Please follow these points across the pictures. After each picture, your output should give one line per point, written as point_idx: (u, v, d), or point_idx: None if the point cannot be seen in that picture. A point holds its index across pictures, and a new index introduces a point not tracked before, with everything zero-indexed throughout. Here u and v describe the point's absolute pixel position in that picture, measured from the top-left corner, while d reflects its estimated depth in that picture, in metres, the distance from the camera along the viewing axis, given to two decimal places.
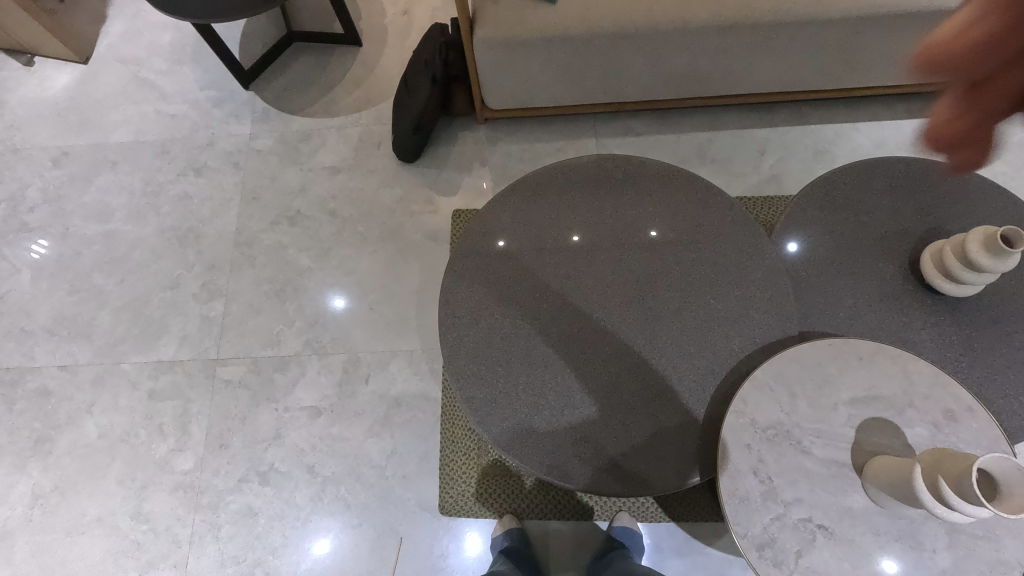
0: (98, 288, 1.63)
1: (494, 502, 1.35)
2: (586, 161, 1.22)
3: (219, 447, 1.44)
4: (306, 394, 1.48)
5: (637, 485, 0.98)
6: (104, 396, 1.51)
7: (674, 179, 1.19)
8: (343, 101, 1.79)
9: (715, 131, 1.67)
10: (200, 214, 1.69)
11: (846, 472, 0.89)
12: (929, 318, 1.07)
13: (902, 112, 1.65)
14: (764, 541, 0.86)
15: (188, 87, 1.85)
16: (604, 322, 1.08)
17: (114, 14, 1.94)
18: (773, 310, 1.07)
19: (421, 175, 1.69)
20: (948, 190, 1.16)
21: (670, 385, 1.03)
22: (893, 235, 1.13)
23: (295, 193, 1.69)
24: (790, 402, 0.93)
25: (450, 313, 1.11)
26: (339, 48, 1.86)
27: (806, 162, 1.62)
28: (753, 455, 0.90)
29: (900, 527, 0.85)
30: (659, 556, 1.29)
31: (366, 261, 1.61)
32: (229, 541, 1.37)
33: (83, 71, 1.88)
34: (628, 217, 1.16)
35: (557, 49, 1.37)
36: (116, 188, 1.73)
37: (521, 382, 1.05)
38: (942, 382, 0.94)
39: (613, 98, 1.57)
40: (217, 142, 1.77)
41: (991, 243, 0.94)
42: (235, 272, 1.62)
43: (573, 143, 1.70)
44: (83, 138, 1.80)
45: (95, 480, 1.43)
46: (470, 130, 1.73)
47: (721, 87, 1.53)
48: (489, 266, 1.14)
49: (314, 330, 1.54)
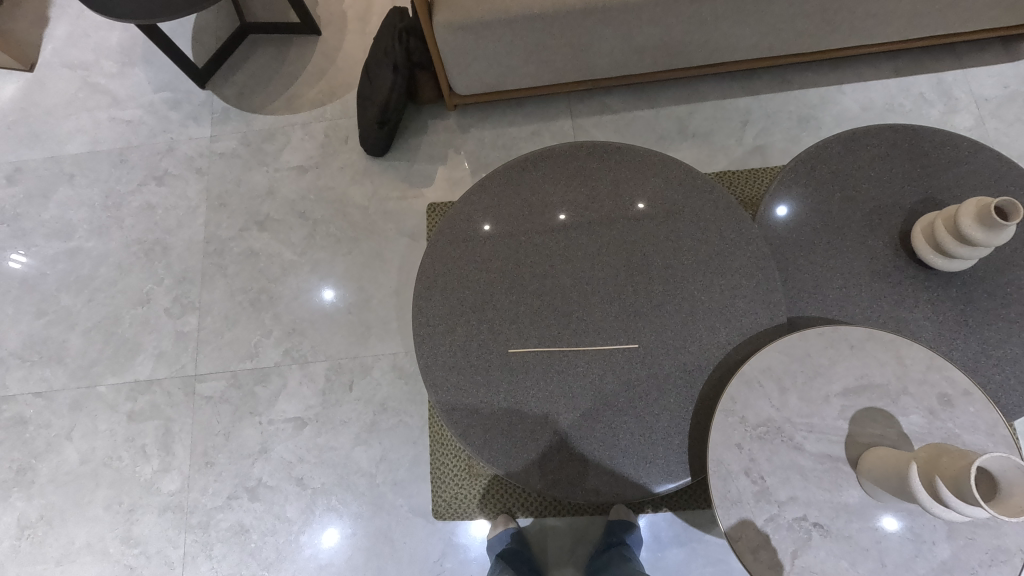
0: (67, 309, 1.57)
1: (488, 503, 1.32)
2: (561, 148, 1.16)
3: (205, 464, 1.41)
4: (290, 405, 1.44)
5: (628, 488, 0.95)
6: (81, 420, 1.47)
7: (651, 163, 1.13)
8: (305, 95, 1.71)
9: (694, 102, 1.60)
10: (166, 224, 1.63)
11: (840, 467, 0.86)
12: (922, 295, 1.03)
13: (889, 71, 1.59)
14: (759, 543, 0.85)
15: (141, 89, 1.76)
16: (585, 320, 1.04)
17: (57, 15, 1.83)
18: (759, 299, 1.03)
19: (393, 169, 1.62)
20: (938, 156, 1.11)
21: (657, 383, 0.99)
22: (882, 209, 1.08)
23: (262, 197, 1.62)
24: (779, 397, 0.91)
25: (425, 320, 1.06)
26: (298, 38, 1.77)
27: (791, 131, 1.56)
28: (744, 455, 0.88)
29: (898, 520, 0.84)
30: (658, 546, 1.27)
31: (341, 263, 1.55)
32: (223, 559, 1.35)
33: (29, 80, 1.78)
34: (605, 207, 1.11)
35: (522, 31, 1.30)
36: (76, 203, 1.66)
37: (502, 390, 1.01)
38: (939, 365, 0.91)
39: (587, 75, 1.49)
40: (176, 147, 1.69)
41: (984, 217, 0.89)
42: (207, 283, 1.56)
43: (548, 125, 1.63)
44: (36, 151, 1.71)
45: (81, 507, 1.40)
46: (441, 117, 1.65)
47: (698, 56, 1.46)
48: (462, 266, 1.09)
49: (293, 338, 1.50)
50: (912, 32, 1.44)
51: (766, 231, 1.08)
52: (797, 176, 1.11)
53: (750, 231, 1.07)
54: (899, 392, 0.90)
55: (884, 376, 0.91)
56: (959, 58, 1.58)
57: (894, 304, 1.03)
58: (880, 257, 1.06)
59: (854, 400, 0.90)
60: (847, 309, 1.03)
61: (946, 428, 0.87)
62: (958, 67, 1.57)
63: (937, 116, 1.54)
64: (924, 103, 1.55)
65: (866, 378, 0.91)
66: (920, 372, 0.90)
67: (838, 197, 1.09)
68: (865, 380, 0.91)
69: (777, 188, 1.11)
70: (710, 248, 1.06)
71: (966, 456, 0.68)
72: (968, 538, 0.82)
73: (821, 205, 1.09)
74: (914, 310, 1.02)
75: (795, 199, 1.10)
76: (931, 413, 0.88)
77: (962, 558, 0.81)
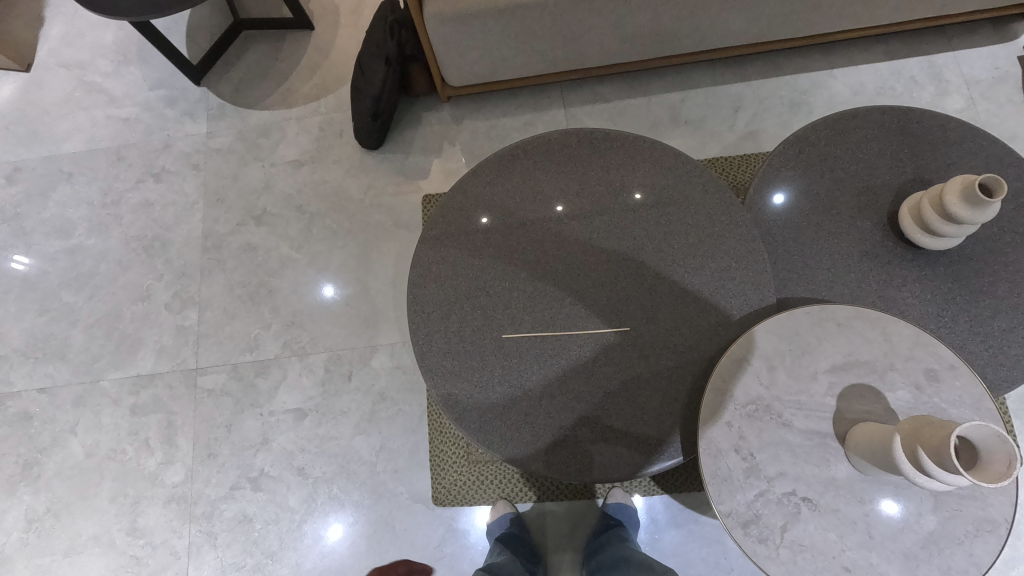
0: (68, 306, 1.59)
1: (487, 488, 1.34)
2: (552, 135, 1.17)
3: (208, 456, 1.43)
4: (290, 397, 1.46)
5: (622, 467, 0.97)
6: (85, 415, 1.49)
7: (641, 149, 1.14)
8: (299, 90, 1.72)
9: (686, 90, 1.61)
10: (164, 220, 1.64)
11: (828, 443, 0.89)
12: (911, 275, 1.04)
13: (879, 55, 1.59)
14: (749, 518, 0.87)
15: (137, 87, 1.77)
16: (577, 305, 1.05)
17: (52, 15, 1.85)
18: (749, 280, 1.04)
19: (388, 162, 1.63)
20: (925, 136, 1.12)
21: (649, 364, 1.01)
22: (870, 190, 1.10)
23: (258, 192, 1.64)
24: (768, 375, 0.93)
25: (419, 308, 1.08)
26: (291, 33, 1.77)
27: (782, 116, 1.57)
28: (733, 432, 0.90)
29: (884, 493, 0.86)
30: (654, 528, 1.29)
31: (337, 255, 1.57)
32: (227, 549, 1.37)
33: (25, 80, 1.80)
34: (597, 193, 1.12)
35: (512, 21, 1.31)
36: (75, 202, 1.68)
37: (497, 374, 1.02)
38: (924, 341, 0.93)
39: (578, 64, 1.50)
40: (173, 144, 1.70)
41: (969, 193, 0.90)
42: (206, 278, 1.58)
43: (541, 115, 1.64)
44: (35, 151, 1.73)
45: (87, 500, 1.42)
46: (435, 110, 1.67)
47: (689, 43, 1.46)
48: (455, 255, 1.10)
49: (292, 331, 1.51)
50: (901, 15, 1.44)
51: (756, 214, 1.09)
52: (786, 159, 1.12)
53: (740, 214, 1.08)
54: (887, 368, 0.92)
55: (871, 353, 0.93)
56: (949, 41, 1.58)
57: (883, 283, 1.04)
58: (868, 238, 1.07)
59: (842, 377, 0.92)
60: (837, 290, 1.05)
61: (932, 403, 0.89)
62: (948, 49, 1.57)
63: (928, 98, 1.54)
64: (915, 85, 1.56)
65: (853, 355, 0.93)
66: (906, 349, 0.93)
67: (827, 179, 1.10)
68: (853, 357, 0.93)
69: (766, 170, 1.12)
70: (701, 231, 1.08)
71: (948, 426, 0.70)
72: (954, 509, 0.85)
73: (811, 187, 1.10)
74: (902, 288, 1.04)
75: (784, 182, 1.11)
76: (917, 388, 0.90)
77: (948, 528, 0.84)
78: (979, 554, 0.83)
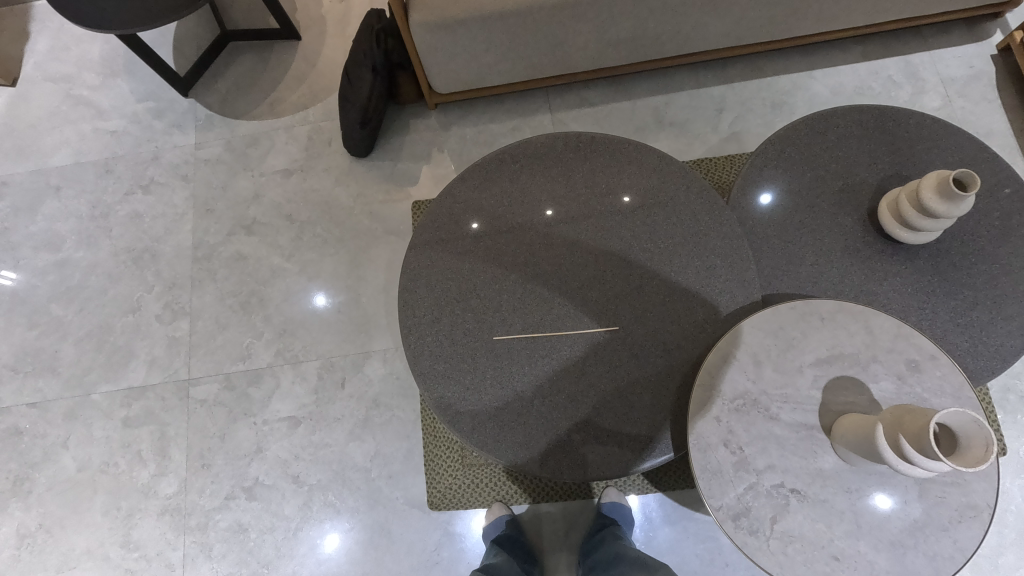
0: (58, 320, 1.58)
1: (482, 492, 1.34)
2: (540, 139, 1.19)
3: (201, 466, 1.43)
4: (283, 404, 1.46)
5: (612, 465, 0.98)
6: (78, 429, 1.48)
7: (626, 152, 1.16)
8: (287, 100, 1.73)
9: (670, 93, 1.64)
10: (154, 231, 1.64)
11: (815, 435, 0.90)
12: (892, 269, 1.07)
13: (857, 55, 1.62)
14: (739, 511, 0.88)
15: (124, 99, 1.77)
16: (566, 306, 1.07)
17: (37, 30, 1.85)
18: (734, 277, 1.06)
19: (377, 169, 1.64)
20: (903, 135, 1.15)
21: (639, 363, 1.02)
22: (851, 187, 1.12)
23: (248, 201, 1.64)
24: (755, 370, 0.95)
25: (410, 313, 1.09)
26: (278, 44, 1.79)
27: (765, 117, 1.60)
28: (723, 427, 0.92)
29: (870, 482, 0.88)
30: (649, 527, 1.30)
31: (329, 262, 1.58)
32: (221, 559, 1.36)
33: (11, 94, 1.79)
34: (583, 196, 1.14)
35: (496, 28, 1.33)
36: (63, 215, 1.67)
37: (488, 374, 1.03)
38: (905, 333, 0.96)
39: (563, 69, 1.52)
40: (162, 155, 1.71)
41: (944, 188, 0.93)
42: (197, 288, 1.58)
43: (528, 120, 1.66)
44: (21, 166, 1.72)
45: (79, 514, 1.42)
46: (422, 117, 1.68)
47: (671, 47, 1.49)
48: (446, 260, 1.11)
49: (285, 339, 1.52)
50: (878, 16, 1.47)
51: (740, 213, 1.11)
52: (768, 158, 1.14)
53: (724, 213, 1.10)
54: (870, 360, 0.94)
55: (854, 346, 0.95)
56: (924, 41, 1.62)
57: (865, 278, 1.07)
58: (849, 234, 1.09)
59: (827, 370, 0.94)
60: (821, 285, 1.07)
61: (915, 393, 0.91)
62: (924, 49, 1.61)
63: (906, 97, 1.58)
64: (893, 85, 1.59)
65: (837, 348, 0.95)
66: (888, 341, 0.95)
67: (809, 178, 1.13)
68: (837, 350, 0.95)
69: (750, 170, 1.14)
70: (686, 230, 1.10)
71: (927, 415, 0.72)
72: (939, 497, 0.87)
73: (793, 186, 1.12)
74: (884, 282, 1.06)
75: (767, 180, 1.13)
76: (900, 379, 0.92)
77: (933, 516, 0.86)
78: (964, 540, 0.85)
